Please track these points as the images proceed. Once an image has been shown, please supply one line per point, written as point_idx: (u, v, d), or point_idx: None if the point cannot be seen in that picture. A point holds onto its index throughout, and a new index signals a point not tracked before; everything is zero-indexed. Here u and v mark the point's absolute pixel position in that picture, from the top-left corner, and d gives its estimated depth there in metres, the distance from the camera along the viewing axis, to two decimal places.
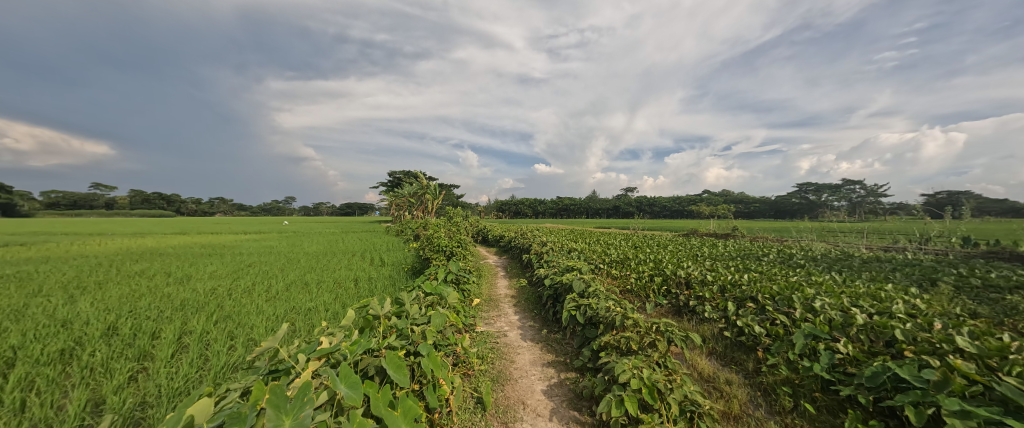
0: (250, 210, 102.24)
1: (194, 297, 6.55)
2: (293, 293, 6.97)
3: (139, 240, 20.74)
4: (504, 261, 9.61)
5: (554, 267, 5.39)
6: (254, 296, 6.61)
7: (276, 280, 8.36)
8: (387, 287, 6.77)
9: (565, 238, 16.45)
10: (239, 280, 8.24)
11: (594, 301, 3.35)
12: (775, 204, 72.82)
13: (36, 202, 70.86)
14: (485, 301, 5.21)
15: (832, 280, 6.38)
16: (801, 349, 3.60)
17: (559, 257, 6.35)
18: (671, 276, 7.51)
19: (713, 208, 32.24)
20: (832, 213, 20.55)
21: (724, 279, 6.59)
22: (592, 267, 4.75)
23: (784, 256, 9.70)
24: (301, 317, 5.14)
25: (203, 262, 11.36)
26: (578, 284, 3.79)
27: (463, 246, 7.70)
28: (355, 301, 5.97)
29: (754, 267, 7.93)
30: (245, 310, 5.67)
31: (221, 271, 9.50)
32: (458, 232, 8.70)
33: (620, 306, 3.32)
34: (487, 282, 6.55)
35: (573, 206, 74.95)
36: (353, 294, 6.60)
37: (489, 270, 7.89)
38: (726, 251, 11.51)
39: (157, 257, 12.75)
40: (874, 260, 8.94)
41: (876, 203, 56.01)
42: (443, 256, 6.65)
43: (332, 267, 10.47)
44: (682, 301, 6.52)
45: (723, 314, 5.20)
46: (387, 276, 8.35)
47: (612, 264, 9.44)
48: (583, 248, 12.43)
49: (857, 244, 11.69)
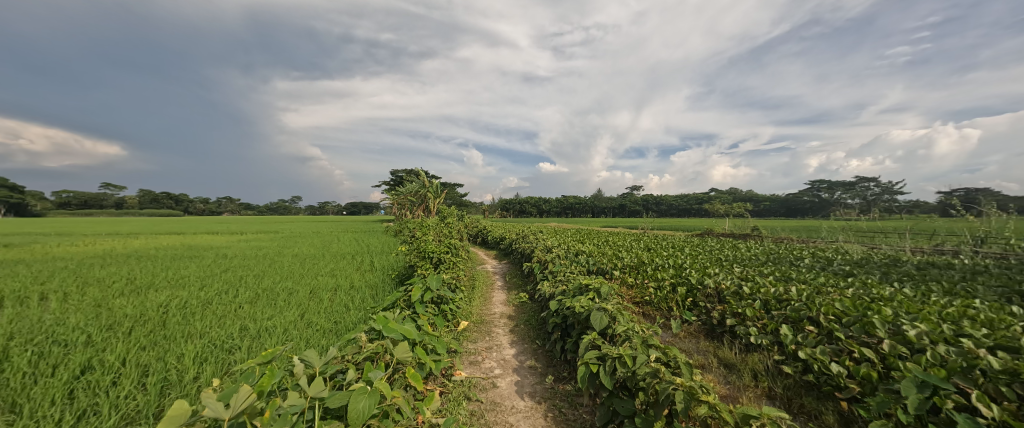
0: (256, 210, 102.86)
1: (138, 311, 5.61)
2: (257, 305, 6.02)
3: (131, 240, 20.07)
4: (503, 267, 8.57)
5: (562, 283, 4.33)
6: (208, 310, 5.67)
7: (246, 288, 7.44)
8: (363, 302, 5.75)
9: (571, 239, 15.36)
10: (204, 288, 7.33)
11: (627, 354, 2.29)
12: (786, 202, 70.84)
13: (45, 201, 71.69)
14: (473, 325, 4.16)
15: (901, 293, 5.23)
16: (918, 410, 2.53)
17: (567, 267, 5.28)
18: (697, 286, 6.41)
19: (726, 207, 30.93)
20: (856, 213, 19.21)
21: (766, 290, 5.47)
22: (611, 283, 3.74)
23: (824, 262, 8.51)
24: (248, 343, 4.18)
25: (177, 266, 10.49)
26: (598, 319, 2.72)
27: (456, 250, 6.67)
28: (322, 320, 5.00)
29: (796, 276, 6.79)
30: (188, 328, 4.74)
31: (190, 277, 8.59)
32: (450, 235, 7.66)
33: (665, 363, 2.25)
34: (479, 295, 5.49)
35: (579, 204, 73.64)
36: (325, 308, 5.64)
37: (485, 278, 6.85)
38: (752, 254, 10.32)
39: (133, 260, 11.89)
40: (930, 266, 7.72)
41: (894, 201, 54.08)
42: (431, 265, 5.61)
43: (315, 272, 9.53)
44: (715, 319, 5.43)
45: (777, 342, 4.11)
46: (370, 285, 7.36)
47: (627, 271, 8.33)
48: (592, 252, 11.34)
49: (900, 246, 10.47)
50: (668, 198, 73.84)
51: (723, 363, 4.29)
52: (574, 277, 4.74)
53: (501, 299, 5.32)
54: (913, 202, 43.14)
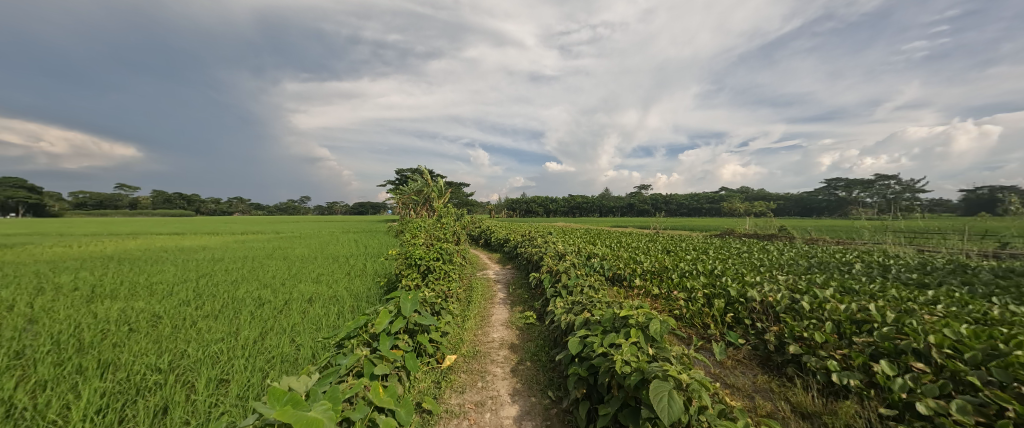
0: (265, 210, 103.87)
1: (70, 329, 4.72)
2: (216, 321, 5.11)
3: (128, 241, 19.50)
4: (507, 274, 7.56)
5: (583, 307, 3.28)
6: (154, 328, 4.76)
7: (215, 297, 6.54)
8: (337, 318, 4.77)
9: (581, 240, 14.24)
10: (166, 298, 6.44)
11: None
12: (801, 202, 68.61)
13: (60, 202, 72.98)
14: (463, 359, 3.15)
15: (1013, 314, 4.11)
16: None
17: (584, 280, 4.24)
18: (741, 300, 5.30)
19: (742, 207, 29.53)
20: (889, 214, 17.85)
21: (834, 307, 4.36)
22: (654, 312, 2.72)
23: (881, 269, 7.29)
24: (175, 381, 3.25)
25: (152, 270, 9.63)
26: (665, 401, 1.74)
27: (451, 257, 5.65)
28: (280, 344, 4.05)
29: (858, 288, 5.64)
30: (115, 355, 3.84)
31: (159, 284, 7.70)
32: (445, 239, 6.67)
33: None
34: (476, 315, 4.47)
35: (587, 204, 72.31)
36: (291, 325, 4.72)
37: (485, 290, 5.84)
38: (789, 259, 9.09)
39: (112, 263, 11.12)
40: (1013, 274, 6.53)
41: (916, 200, 52.13)
42: (419, 278, 4.61)
43: (299, 277, 8.61)
44: (770, 343, 4.33)
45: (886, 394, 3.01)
46: (354, 294, 6.40)
47: (649, 279, 7.25)
48: (606, 255, 10.28)
49: (958, 250, 9.22)
50: (679, 197, 72.05)
51: (797, 414, 3.23)
52: (595, 296, 3.73)
53: (504, 319, 4.32)
54: (939, 201, 41.19)
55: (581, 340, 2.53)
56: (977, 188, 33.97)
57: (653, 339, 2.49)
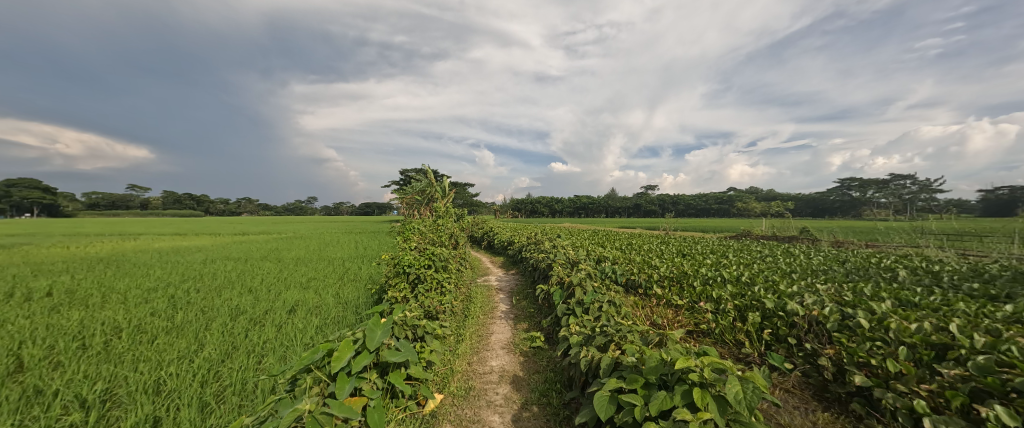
0: (272, 211, 104.54)
1: (12, 345, 4.18)
2: (180, 335, 4.54)
3: (129, 241, 19.19)
4: (510, 281, 6.90)
5: (604, 334, 2.61)
6: (106, 344, 4.19)
7: (190, 305, 5.98)
8: (314, 337, 4.16)
9: (590, 242, 13.56)
10: (137, 306, 5.89)
11: None
12: (813, 202, 67.04)
13: (74, 203, 74.15)
14: (451, 402, 2.49)
15: None
16: None
17: (601, 294, 3.55)
18: (781, 315, 4.57)
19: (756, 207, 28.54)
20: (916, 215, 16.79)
21: (903, 326, 3.64)
22: (719, 359, 2.01)
23: (931, 277, 6.46)
24: (95, 420, 2.64)
25: (138, 273, 9.17)
26: None
27: (446, 264, 4.96)
28: (242, 369, 3.45)
29: (917, 300, 4.86)
30: (44, 380, 3.26)
31: (136, 290, 7.17)
32: (441, 242, 6.01)
33: None
34: (472, 337, 3.79)
35: (593, 205, 71.44)
36: (261, 344, 4.13)
37: (485, 302, 5.15)
38: (821, 264, 8.25)
39: (102, 265, 10.71)
40: None
41: (935, 201, 50.52)
42: (407, 292, 3.95)
43: (288, 282, 8.03)
44: (825, 371, 3.62)
45: None
46: (341, 303, 5.79)
47: (667, 287, 6.54)
48: (617, 258, 9.58)
49: (1010, 254, 8.31)
50: (687, 198, 70.82)
51: None
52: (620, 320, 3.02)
53: (505, 342, 3.64)
54: (959, 201, 39.66)
55: (614, 398, 1.99)
56: (1001, 188, 32.65)
57: (724, 404, 1.79)
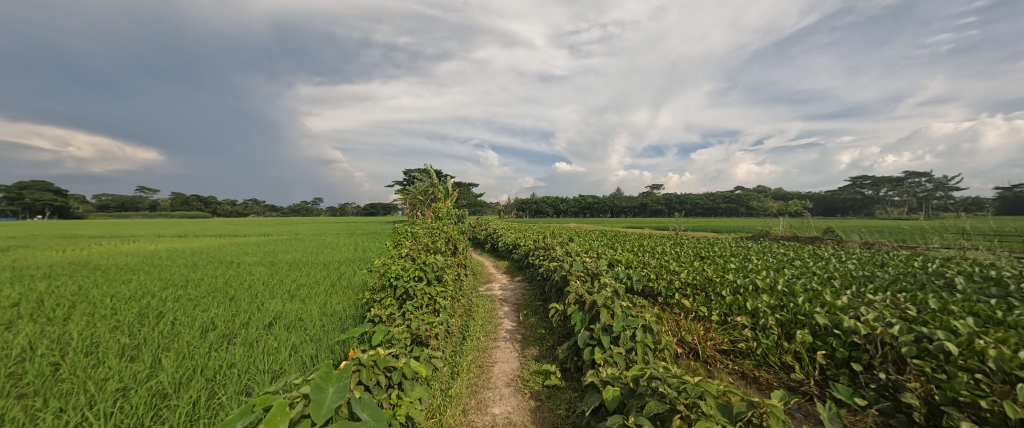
0: (278, 211, 105.22)
1: None
2: (135, 358, 3.95)
3: (129, 243, 18.93)
4: (515, 290, 6.24)
5: (661, 400, 2.00)
6: (45, 370, 3.61)
7: (161, 318, 5.40)
8: (286, 363, 3.54)
9: (600, 244, 12.88)
10: (102, 319, 5.33)
11: None
12: (823, 201, 65.59)
13: (84, 204, 75.08)
14: None
15: None
16: None
17: (632, 320, 2.86)
18: (838, 335, 3.84)
19: (768, 207, 27.59)
20: (943, 215, 15.85)
21: (1007, 353, 2.92)
22: None
23: (996, 286, 5.66)
24: None
25: (123, 279, 8.65)
26: None
27: (442, 274, 4.27)
28: (190, 411, 2.83)
29: (1002, 316, 4.09)
30: None
31: (110, 299, 6.62)
32: (439, 248, 5.36)
33: None
34: (471, 371, 3.15)
35: (599, 204, 70.60)
36: (223, 369, 3.53)
37: (488, 321, 4.46)
38: (860, 269, 7.43)
39: (88, 270, 10.26)
40: None
41: (952, 198, 49.12)
42: (392, 311, 3.27)
43: (275, 289, 7.43)
44: (912, 412, 2.91)
45: None
46: (326, 316, 5.16)
47: (691, 297, 5.82)
48: (631, 262, 8.87)
49: None
50: (694, 197, 69.65)
51: None
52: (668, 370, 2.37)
53: (510, 381, 3.02)
54: (976, 199, 38.40)
55: None
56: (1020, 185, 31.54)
57: None
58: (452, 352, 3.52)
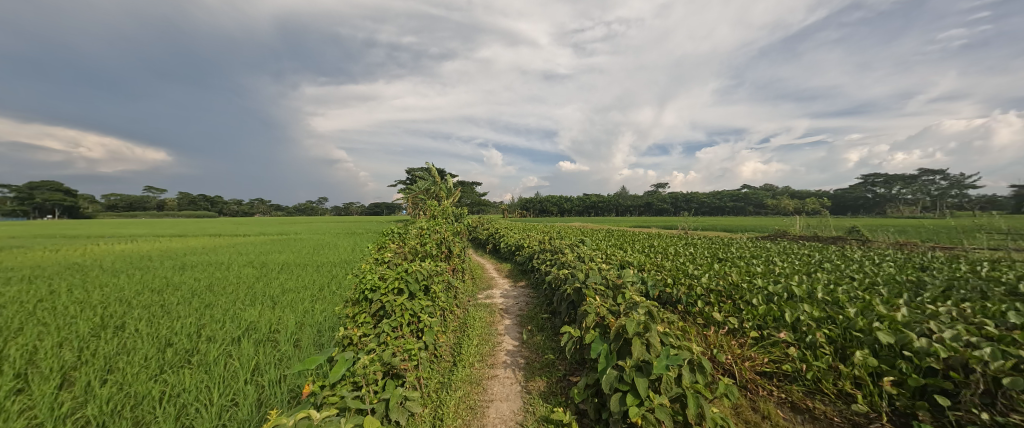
0: (284, 211, 105.76)
1: None
2: (69, 383, 3.35)
3: (126, 243, 18.60)
4: (519, 300, 5.59)
5: None
6: None
7: (121, 330, 4.83)
8: (239, 395, 2.94)
9: (609, 244, 12.19)
10: (55, 330, 4.76)
11: None
12: (834, 200, 64.16)
13: (92, 204, 75.81)
14: None
15: None
16: None
17: (672, 356, 2.23)
18: (909, 357, 3.13)
19: (781, 205, 26.59)
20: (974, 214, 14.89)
21: None
22: None
23: None
24: None
25: (101, 283, 8.12)
26: None
27: (432, 284, 3.64)
28: None
29: None
30: None
31: (76, 306, 6.06)
32: (430, 250, 4.72)
33: None
34: (460, 417, 2.57)
35: (604, 204, 69.74)
36: (164, 401, 2.92)
37: (486, 341, 3.84)
38: (903, 274, 6.65)
39: (69, 272, 9.75)
40: None
41: (968, 196, 47.71)
42: (366, 333, 2.64)
43: (257, 295, 6.83)
44: None
45: None
46: (302, 329, 4.55)
47: (717, 307, 5.12)
48: (644, 264, 8.16)
49: None
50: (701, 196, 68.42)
51: None
52: None
53: None
54: (993, 198, 37.12)
55: None
56: None
57: None
58: (438, 387, 2.94)
